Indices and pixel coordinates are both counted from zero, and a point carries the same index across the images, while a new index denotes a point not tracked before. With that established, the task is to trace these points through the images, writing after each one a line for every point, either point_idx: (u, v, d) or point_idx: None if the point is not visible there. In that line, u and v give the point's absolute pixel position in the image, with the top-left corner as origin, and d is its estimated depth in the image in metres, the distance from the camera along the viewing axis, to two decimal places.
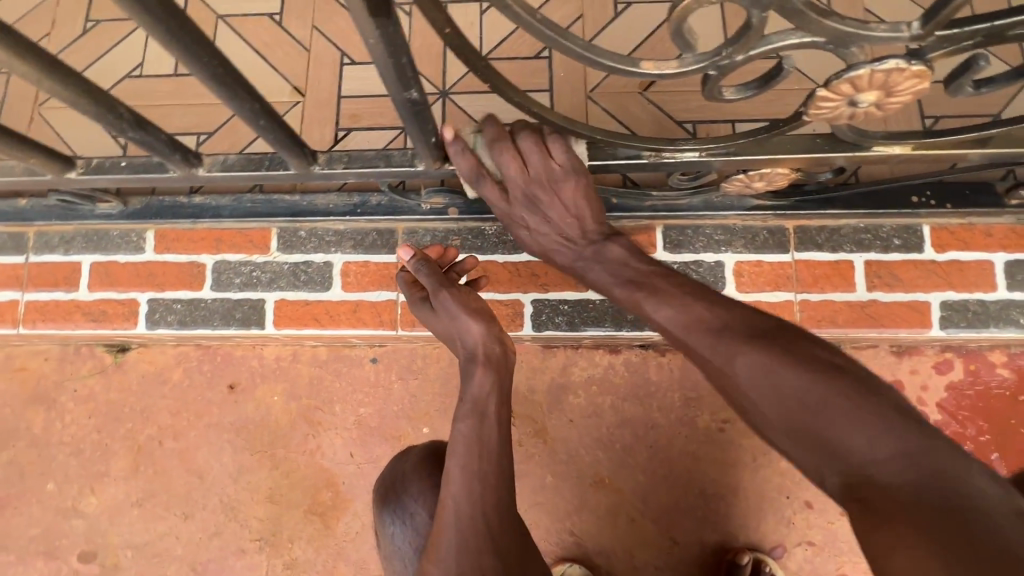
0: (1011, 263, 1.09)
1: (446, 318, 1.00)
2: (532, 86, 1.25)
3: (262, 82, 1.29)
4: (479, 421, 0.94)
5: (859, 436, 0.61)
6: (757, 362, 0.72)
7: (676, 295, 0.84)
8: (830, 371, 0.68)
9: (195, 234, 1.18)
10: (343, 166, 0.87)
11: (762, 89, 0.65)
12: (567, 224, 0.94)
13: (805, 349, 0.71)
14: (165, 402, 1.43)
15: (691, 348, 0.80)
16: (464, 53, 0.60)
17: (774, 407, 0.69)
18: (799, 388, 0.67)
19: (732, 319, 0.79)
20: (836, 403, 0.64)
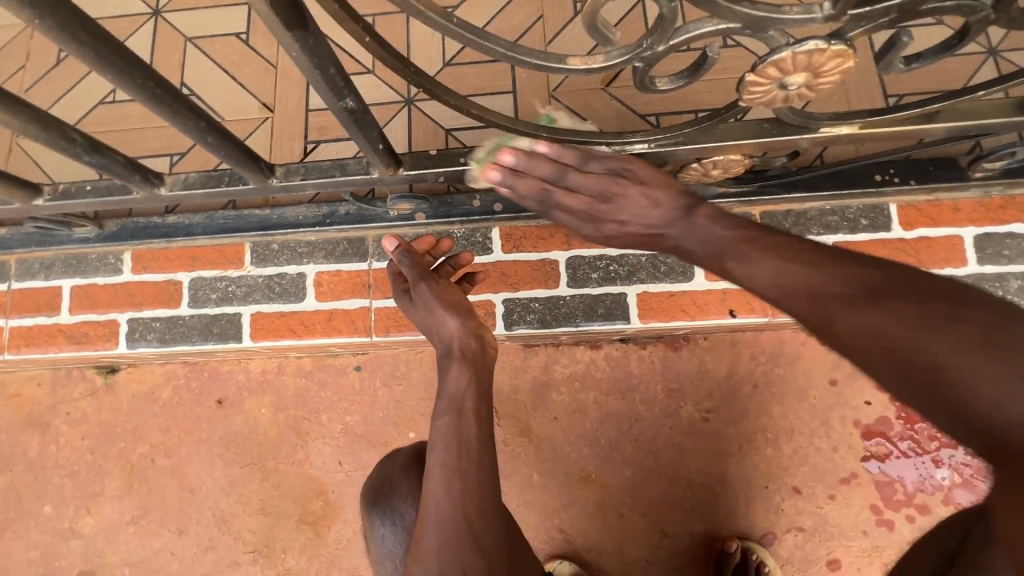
0: (980, 237, 1.09)
1: (424, 311, 1.01)
2: (496, 89, 1.26)
3: (232, 101, 1.32)
4: (457, 417, 0.92)
5: (993, 397, 0.53)
6: (866, 323, 0.62)
7: (767, 254, 0.73)
8: (944, 323, 0.58)
9: (170, 253, 1.20)
10: (300, 177, 0.89)
11: (693, 78, 0.65)
12: (643, 211, 0.82)
13: (917, 299, 0.60)
14: (155, 420, 1.45)
15: (789, 310, 0.70)
16: (392, 58, 0.62)
17: (889, 371, 0.61)
18: (914, 351, 0.58)
19: (831, 272, 0.67)
20: (963, 361, 0.55)
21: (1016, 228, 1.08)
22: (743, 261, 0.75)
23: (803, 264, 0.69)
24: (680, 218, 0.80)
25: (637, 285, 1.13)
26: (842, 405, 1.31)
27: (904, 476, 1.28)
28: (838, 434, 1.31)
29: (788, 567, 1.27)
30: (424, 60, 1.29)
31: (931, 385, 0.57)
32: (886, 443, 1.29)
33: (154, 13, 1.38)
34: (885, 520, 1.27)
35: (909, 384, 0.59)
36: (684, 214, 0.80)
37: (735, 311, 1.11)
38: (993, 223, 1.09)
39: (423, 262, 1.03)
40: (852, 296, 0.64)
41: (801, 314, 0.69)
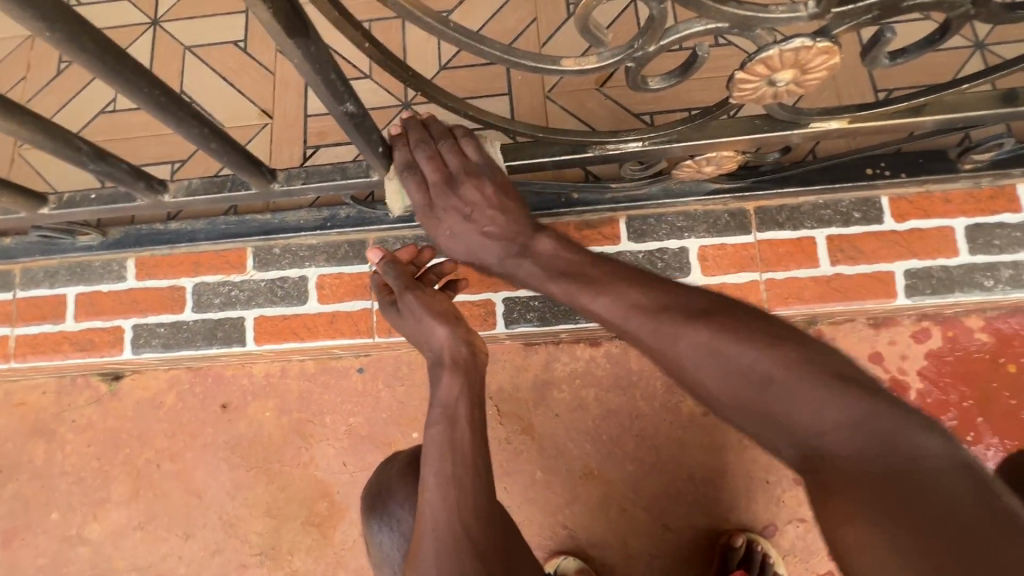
0: (971, 227, 1.10)
1: (413, 321, 1.01)
2: (492, 91, 1.28)
3: (231, 108, 1.33)
4: (450, 425, 0.94)
5: (806, 408, 0.62)
6: (712, 345, 0.70)
7: (614, 284, 0.81)
8: (764, 341, 0.68)
9: (174, 259, 1.21)
10: (301, 182, 0.90)
11: (684, 77, 0.67)
12: (488, 218, 0.86)
13: (738, 320, 0.71)
14: (160, 425, 1.46)
15: (639, 339, 0.77)
16: (391, 62, 0.64)
17: (728, 385, 0.68)
18: (745, 366, 0.67)
19: (667, 300, 0.76)
20: (782, 377, 0.65)
21: (1006, 218, 1.10)
22: (591, 292, 0.81)
23: (641, 292, 0.78)
24: (519, 242, 0.88)
25: None
26: None
27: None
28: None
29: (790, 558, 1.29)
30: (421, 64, 1.31)
31: (755, 397, 0.66)
32: None
33: (152, 23, 1.39)
34: None
35: (737, 399, 0.68)
36: (527, 239, 0.88)
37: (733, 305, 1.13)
38: (983, 214, 1.10)
39: (407, 273, 1.04)
40: (691, 321, 0.72)
41: (648, 339, 0.75)
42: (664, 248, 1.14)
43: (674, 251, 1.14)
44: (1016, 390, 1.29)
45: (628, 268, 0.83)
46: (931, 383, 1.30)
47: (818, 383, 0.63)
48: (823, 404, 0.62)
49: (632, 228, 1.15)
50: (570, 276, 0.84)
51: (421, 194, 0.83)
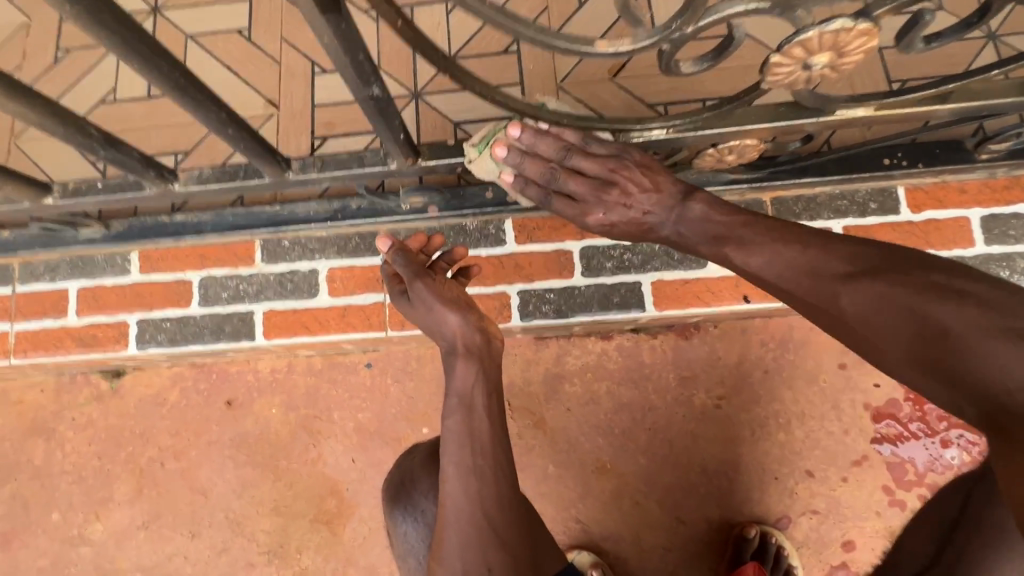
0: (987, 218, 1.10)
1: (424, 310, 0.97)
2: (503, 81, 1.26)
3: (236, 98, 1.30)
4: (467, 415, 0.92)
5: (994, 362, 0.56)
6: (876, 296, 0.66)
7: (767, 239, 0.77)
8: (935, 296, 0.62)
9: (179, 252, 1.18)
10: (317, 170, 0.88)
11: (717, 61, 0.66)
12: (641, 199, 0.85)
13: (906, 276, 0.65)
14: (164, 423, 1.43)
15: (797, 296, 0.74)
16: (419, 42, 0.62)
17: (892, 338, 0.64)
18: (907, 318, 0.62)
19: (829, 253, 0.72)
20: (964, 327, 0.58)
21: (1020, 208, 1.10)
22: (748, 249, 0.78)
23: (800, 247, 0.74)
24: (675, 206, 0.84)
25: (652, 273, 1.13)
26: (852, 389, 1.32)
27: (915, 457, 1.29)
28: (848, 417, 1.32)
29: (804, 550, 1.29)
30: None
31: (916, 349, 0.62)
32: (895, 424, 1.31)
33: (153, 10, 1.36)
34: (897, 501, 1.29)
35: (906, 351, 0.63)
36: (678, 201, 0.84)
37: (749, 297, 1.12)
38: (999, 204, 1.10)
39: (416, 260, 1.00)
40: (851, 276, 0.69)
41: (802, 295, 0.73)
42: None
43: None
44: None
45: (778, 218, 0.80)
46: None
47: (988, 336, 0.56)
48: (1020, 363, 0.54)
49: None
50: (722, 237, 0.81)
51: (569, 207, 0.87)
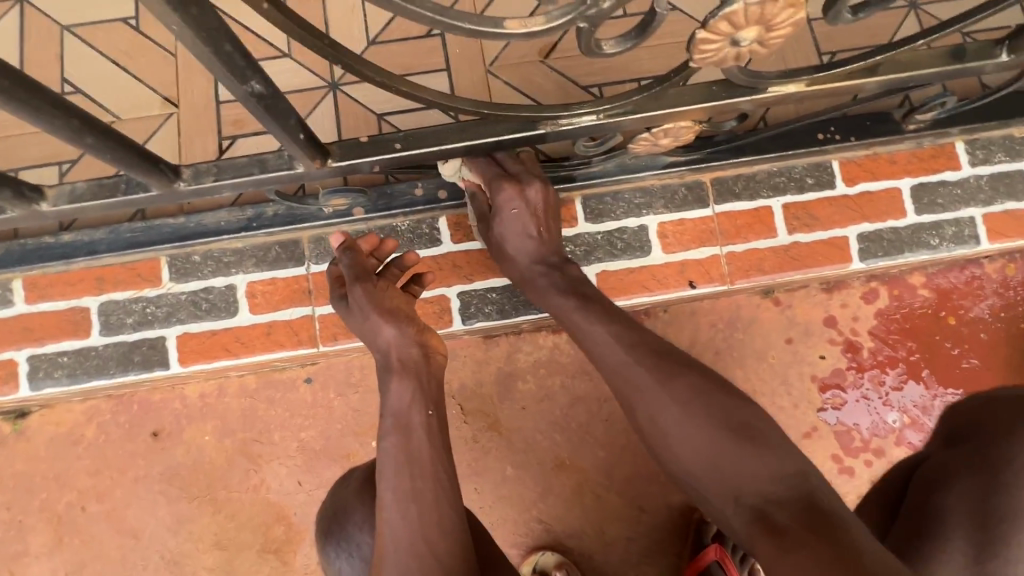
0: (916, 187, 1.12)
1: (360, 318, 0.91)
2: (428, 68, 1.18)
3: (127, 97, 1.16)
4: (404, 435, 0.87)
5: (733, 433, 0.76)
6: (689, 388, 0.80)
7: (609, 330, 0.88)
8: (724, 401, 0.79)
9: (71, 276, 1.05)
10: (212, 179, 0.77)
11: (641, 39, 0.60)
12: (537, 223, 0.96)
13: (694, 374, 0.82)
14: (82, 463, 1.30)
15: (629, 367, 0.84)
16: (297, 24, 0.53)
17: (698, 441, 0.77)
18: (705, 420, 0.77)
19: (644, 341, 0.86)
20: (721, 401, 0.80)
21: (947, 175, 1.13)
22: (587, 321, 0.89)
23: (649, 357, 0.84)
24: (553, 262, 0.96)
25: (595, 265, 1.09)
26: (799, 363, 1.33)
27: (860, 423, 1.32)
28: (797, 391, 1.34)
29: None
30: (346, 41, 1.19)
31: (722, 460, 0.75)
32: (841, 393, 1.33)
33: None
34: (846, 467, 1.32)
35: (705, 458, 0.76)
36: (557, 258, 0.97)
37: (694, 281, 1.09)
38: (928, 173, 1.13)
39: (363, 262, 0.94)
40: (661, 365, 0.83)
41: (630, 378, 0.83)
42: (623, 227, 1.10)
43: (633, 229, 1.10)
44: (958, 340, 1.33)
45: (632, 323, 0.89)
46: (882, 341, 1.33)
47: (752, 443, 0.75)
48: (781, 466, 0.73)
49: (588, 208, 1.09)
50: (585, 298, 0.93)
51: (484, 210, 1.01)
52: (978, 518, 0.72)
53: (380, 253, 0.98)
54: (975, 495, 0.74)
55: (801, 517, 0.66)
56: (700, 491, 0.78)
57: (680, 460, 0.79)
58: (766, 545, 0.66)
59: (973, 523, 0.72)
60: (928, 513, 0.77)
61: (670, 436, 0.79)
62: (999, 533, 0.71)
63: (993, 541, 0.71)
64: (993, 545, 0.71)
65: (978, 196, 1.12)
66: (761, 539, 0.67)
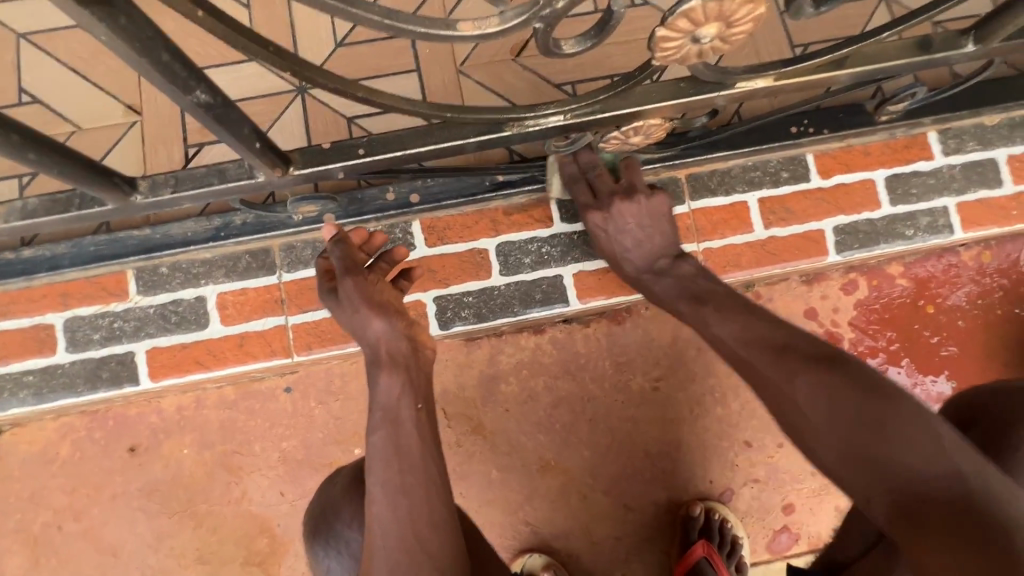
0: (891, 178, 1.14)
1: (350, 310, 0.85)
2: (398, 69, 1.16)
3: (88, 106, 1.13)
4: (394, 429, 0.82)
5: (875, 423, 0.68)
6: (815, 380, 0.73)
7: (730, 316, 0.87)
8: (859, 389, 0.70)
9: (34, 292, 1.03)
10: (169, 191, 0.76)
11: (600, 38, 0.59)
12: (635, 235, 0.98)
13: (825, 361, 0.75)
14: (57, 481, 1.27)
15: (750, 363, 0.81)
16: (236, 33, 0.51)
17: (831, 436, 0.70)
18: (837, 411, 0.70)
19: (764, 335, 0.82)
20: (856, 387, 0.71)
21: (921, 166, 1.15)
22: (707, 321, 0.88)
23: (769, 347, 0.80)
24: (664, 262, 0.98)
25: (571, 265, 1.08)
26: None
27: None
28: None
29: (748, 520, 1.30)
30: (313, 43, 1.17)
31: (858, 456, 0.67)
32: None
33: None
34: None
35: (842, 456, 0.69)
36: (668, 261, 0.98)
37: None
38: (901, 164, 1.15)
39: (355, 253, 0.88)
40: (787, 354, 0.78)
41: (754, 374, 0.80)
42: None
43: None
44: (937, 328, 1.21)
45: (750, 312, 0.86)
46: None
47: (891, 436, 0.66)
48: (933, 460, 0.63)
49: (563, 208, 1.09)
50: (699, 298, 0.92)
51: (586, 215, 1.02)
52: None
53: (369, 246, 0.92)
54: None
55: (950, 520, 0.59)
56: (835, 483, 0.72)
57: (814, 450, 0.73)
58: (911, 545, 0.61)
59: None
60: None
61: (805, 424, 0.73)
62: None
63: None
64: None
65: (952, 185, 1.15)
66: (908, 540, 0.62)
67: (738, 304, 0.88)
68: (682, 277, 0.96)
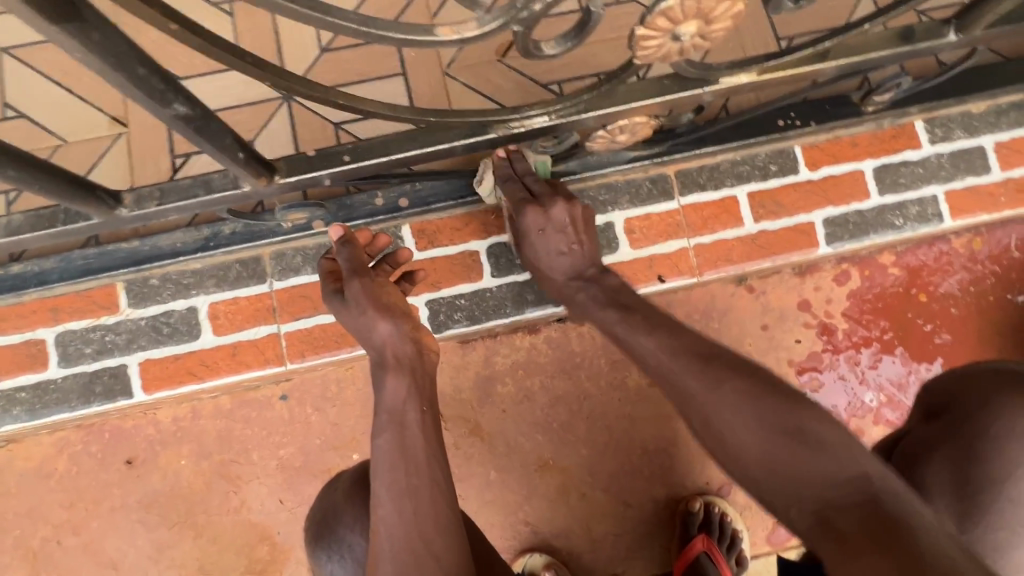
0: (879, 168, 1.15)
1: (355, 313, 0.84)
2: (384, 73, 1.16)
3: (73, 118, 1.12)
4: (400, 432, 0.80)
5: (789, 433, 0.69)
6: (740, 389, 0.74)
7: (656, 328, 0.85)
8: (776, 401, 0.72)
9: (25, 307, 1.03)
10: (155, 203, 0.76)
11: (581, 38, 0.59)
12: (564, 243, 0.95)
13: (745, 374, 0.76)
14: (55, 496, 1.26)
15: (675, 374, 0.79)
16: (212, 45, 0.50)
17: (753, 445, 0.70)
18: (761, 420, 0.71)
19: (687, 347, 0.81)
20: (774, 399, 0.73)
21: (908, 156, 1.16)
22: (633, 333, 0.86)
23: (695, 355, 0.80)
24: (590, 274, 0.96)
25: None
26: None
27: None
28: None
29: (748, 513, 1.31)
30: (298, 50, 1.16)
31: (779, 464, 0.68)
32: None
33: None
34: None
35: (763, 464, 0.69)
36: (592, 273, 0.96)
37: (663, 276, 1.12)
38: (888, 154, 1.16)
39: (362, 256, 0.88)
40: (710, 364, 0.77)
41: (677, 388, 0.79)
42: None
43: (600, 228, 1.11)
44: (930, 316, 1.20)
45: (679, 323, 0.86)
46: None
47: (810, 444, 0.67)
48: (843, 466, 0.64)
49: None
50: (627, 309, 0.89)
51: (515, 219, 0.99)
52: (959, 487, 0.76)
53: (374, 249, 0.94)
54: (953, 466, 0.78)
55: (862, 523, 0.58)
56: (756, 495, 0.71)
57: (738, 461, 0.72)
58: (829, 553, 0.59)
59: (957, 490, 0.76)
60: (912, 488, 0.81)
61: (726, 434, 0.73)
62: (983, 500, 0.75)
63: (973, 509, 0.75)
64: (975, 513, 0.75)
65: (940, 173, 1.16)
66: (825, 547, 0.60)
67: (656, 316, 0.87)
68: (609, 289, 0.94)
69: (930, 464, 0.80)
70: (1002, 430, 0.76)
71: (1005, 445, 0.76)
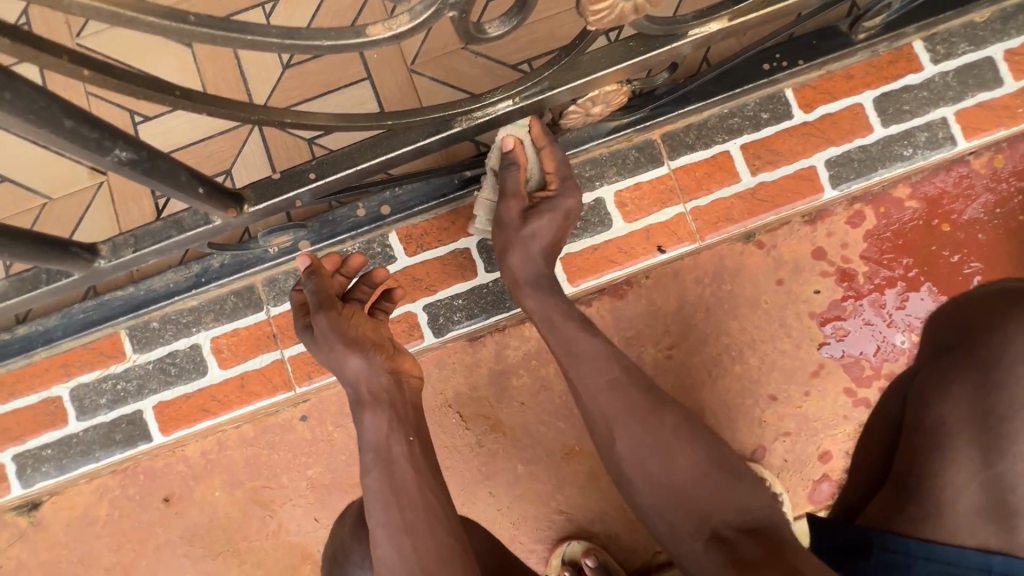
0: (879, 99, 1.09)
1: (324, 349, 0.82)
2: (349, 80, 1.13)
3: (53, 173, 1.13)
4: (387, 469, 0.79)
5: (704, 464, 0.82)
6: (676, 423, 0.85)
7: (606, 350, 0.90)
8: (703, 436, 0.85)
9: (37, 367, 1.06)
10: (130, 251, 0.77)
11: (524, 14, 0.55)
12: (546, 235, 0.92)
13: (680, 409, 0.86)
14: (102, 540, 1.24)
15: (611, 400, 0.86)
16: (136, 85, 0.50)
17: (688, 470, 0.81)
18: (690, 453, 0.82)
19: (630, 374, 0.88)
20: (697, 434, 0.85)
21: (909, 80, 1.09)
22: (577, 335, 0.89)
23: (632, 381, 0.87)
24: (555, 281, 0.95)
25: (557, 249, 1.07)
26: None
27: None
28: None
29: None
30: (261, 71, 1.14)
31: (699, 494, 0.80)
32: None
33: None
34: None
35: (682, 492, 0.81)
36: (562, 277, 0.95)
37: (662, 246, 1.08)
38: (887, 82, 1.09)
39: (330, 287, 0.85)
40: (646, 398, 0.86)
41: (614, 411, 0.85)
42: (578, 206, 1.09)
43: (590, 205, 1.09)
44: (956, 246, 1.12)
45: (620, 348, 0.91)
46: None
47: (726, 477, 0.81)
48: (748, 496, 0.80)
49: None
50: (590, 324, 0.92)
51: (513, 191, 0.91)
52: (981, 422, 0.75)
53: (347, 271, 0.91)
54: (972, 400, 0.76)
55: (758, 544, 0.74)
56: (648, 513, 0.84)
57: (646, 482, 0.83)
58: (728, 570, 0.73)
59: (977, 426, 0.76)
60: (927, 429, 0.78)
61: (650, 461, 0.82)
62: (1005, 430, 0.75)
63: (997, 441, 0.75)
64: (1001, 443, 0.75)
65: (947, 93, 1.08)
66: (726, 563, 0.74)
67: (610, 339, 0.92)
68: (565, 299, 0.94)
69: (943, 403, 0.78)
70: (1012, 354, 0.76)
71: (1014, 370, 0.75)
